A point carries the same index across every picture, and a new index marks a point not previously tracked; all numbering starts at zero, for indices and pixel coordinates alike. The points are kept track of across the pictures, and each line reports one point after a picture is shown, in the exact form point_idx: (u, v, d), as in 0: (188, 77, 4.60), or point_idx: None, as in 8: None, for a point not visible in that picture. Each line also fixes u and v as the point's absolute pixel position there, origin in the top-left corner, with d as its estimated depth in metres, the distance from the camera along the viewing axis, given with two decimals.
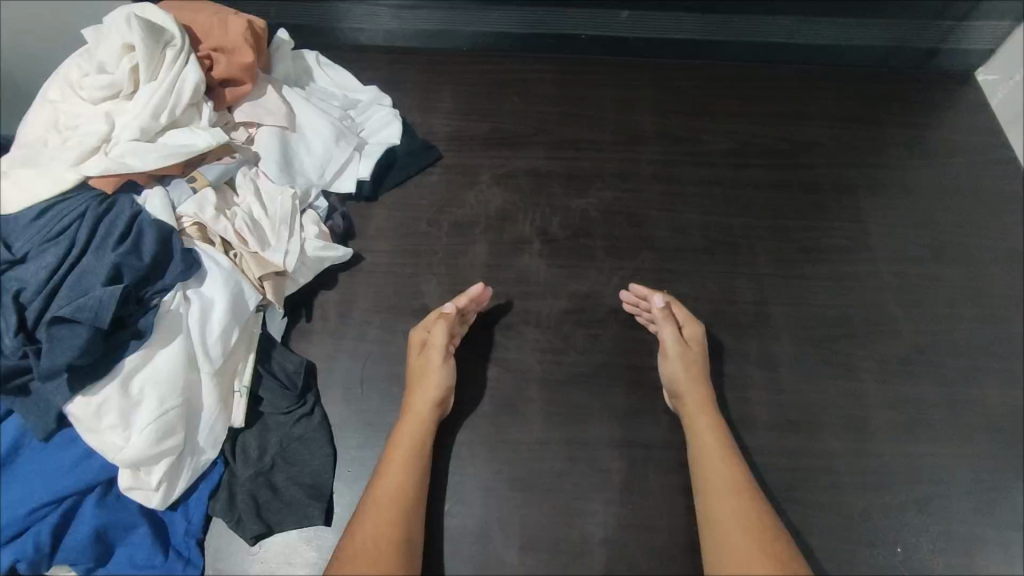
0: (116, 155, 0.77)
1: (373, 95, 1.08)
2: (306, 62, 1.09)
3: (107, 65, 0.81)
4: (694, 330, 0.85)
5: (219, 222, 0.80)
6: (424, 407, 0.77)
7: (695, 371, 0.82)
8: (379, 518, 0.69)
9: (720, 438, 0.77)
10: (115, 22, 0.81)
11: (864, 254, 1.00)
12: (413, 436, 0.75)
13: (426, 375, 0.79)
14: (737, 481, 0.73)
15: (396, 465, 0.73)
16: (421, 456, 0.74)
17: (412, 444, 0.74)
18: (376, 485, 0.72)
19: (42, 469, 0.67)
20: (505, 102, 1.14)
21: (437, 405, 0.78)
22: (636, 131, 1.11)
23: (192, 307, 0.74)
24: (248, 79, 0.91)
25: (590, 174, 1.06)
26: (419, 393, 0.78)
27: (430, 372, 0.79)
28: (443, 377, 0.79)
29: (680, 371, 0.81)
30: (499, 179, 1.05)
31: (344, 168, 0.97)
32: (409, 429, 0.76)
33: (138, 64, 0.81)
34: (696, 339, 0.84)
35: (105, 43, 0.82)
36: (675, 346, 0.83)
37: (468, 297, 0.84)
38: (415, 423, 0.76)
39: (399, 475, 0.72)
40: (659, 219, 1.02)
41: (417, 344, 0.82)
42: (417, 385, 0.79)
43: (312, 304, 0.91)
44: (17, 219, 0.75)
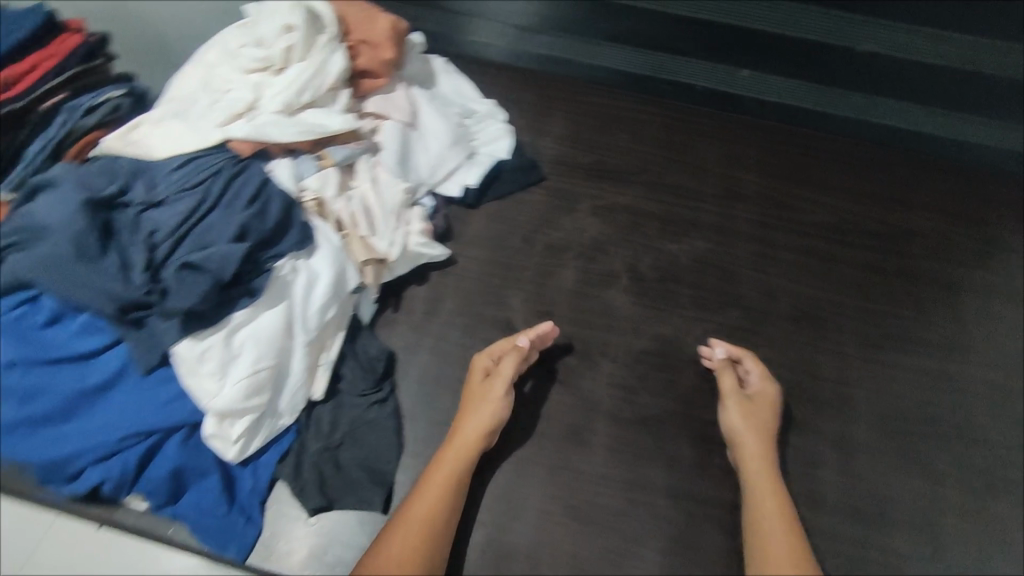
0: (258, 122, 0.82)
1: (490, 108, 1.12)
2: (433, 67, 1.13)
3: (266, 41, 0.87)
4: (763, 388, 0.84)
5: (338, 202, 0.85)
6: (471, 436, 0.76)
7: (760, 427, 0.80)
8: (408, 534, 0.68)
9: (777, 496, 0.75)
10: (283, 7, 0.88)
11: (960, 354, 0.96)
12: (454, 462, 0.75)
13: (483, 405, 0.79)
14: (793, 542, 0.70)
15: (433, 484, 0.73)
16: (458, 480, 0.74)
17: (451, 471, 0.74)
18: (409, 505, 0.71)
19: (137, 401, 0.71)
20: (612, 137, 1.17)
21: (485, 436, 0.77)
22: (737, 189, 1.11)
23: (300, 276, 0.77)
24: (384, 74, 0.95)
25: (686, 222, 1.07)
26: (470, 421, 0.78)
27: (486, 401, 0.79)
28: (497, 408, 0.79)
29: (738, 420, 0.81)
30: (597, 211, 1.06)
31: (453, 173, 1.01)
32: (452, 454, 0.75)
33: (293, 45, 0.86)
34: (765, 396, 0.83)
35: (268, 23, 0.88)
36: (739, 402, 0.83)
37: (536, 332, 0.85)
38: (459, 449, 0.76)
39: (434, 499, 0.71)
40: (749, 279, 1.02)
41: (477, 370, 0.83)
42: (469, 411, 0.79)
43: (401, 295, 0.93)
44: (160, 164, 0.80)
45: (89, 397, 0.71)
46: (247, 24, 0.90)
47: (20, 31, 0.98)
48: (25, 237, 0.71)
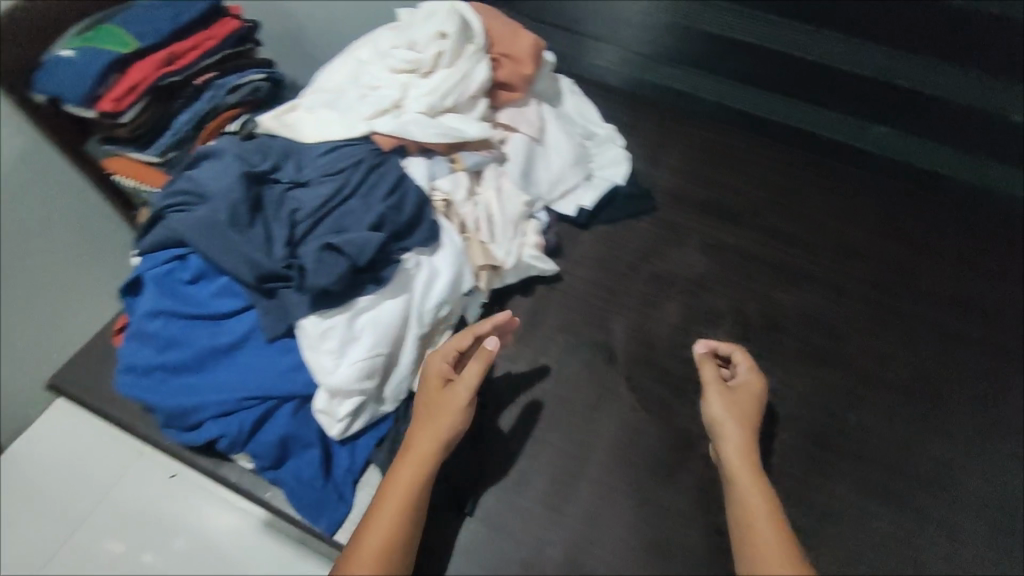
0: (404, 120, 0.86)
1: (610, 133, 1.13)
2: (560, 86, 1.15)
3: (418, 45, 0.91)
4: (749, 378, 0.80)
5: (465, 206, 0.87)
6: (425, 450, 0.70)
7: (746, 422, 0.76)
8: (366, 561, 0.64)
9: (762, 491, 0.69)
10: (438, 14, 0.92)
11: None
12: (409, 481, 0.69)
13: (439, 415, 0.72)
14: (785, 540, 0.65)
15: (388, 507, 0.67)
16: (416, 499, 0.68)
17: (407, 490, 0.68)
18: (363, 536, 0.66)
19: (259, 365, 0.75)
20: (729, 176, 1.15)
21: (442, 448, 0.71)
22: (856, 246, 1.07)
23: (421, 271, 0.80)
24: (522, 88, 0.98)
25: (798, 273, 1.03)
26: (426, 434, 0.71)
27: (443, 412, 0.72)
28: (456, 420, 0.72)
29: (723, 412, 0.77)
30: (707, 248, 1.05)
31: (570, 192, 1.02)
32: (406, 472, 0.69)
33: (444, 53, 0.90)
34: (748, 386, 0.79)
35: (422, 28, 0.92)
36: (722, 392, 0.78)
37: (489, 325, 0.79)
38: (414, 466, 0.70)
39: (388, 525, 0.66)
40: (862, 341, 0.97)
41: (432, 377, 0.74)
42: (424, 422, 0.72)
43: (505, 304, 0.94)
44: (308, 148, 0.85)
45: (216, 355, 0.76)
46: (399, 27, 0.95)
47: (187, 13, 1.05)
48: (185, 199, 0.77)
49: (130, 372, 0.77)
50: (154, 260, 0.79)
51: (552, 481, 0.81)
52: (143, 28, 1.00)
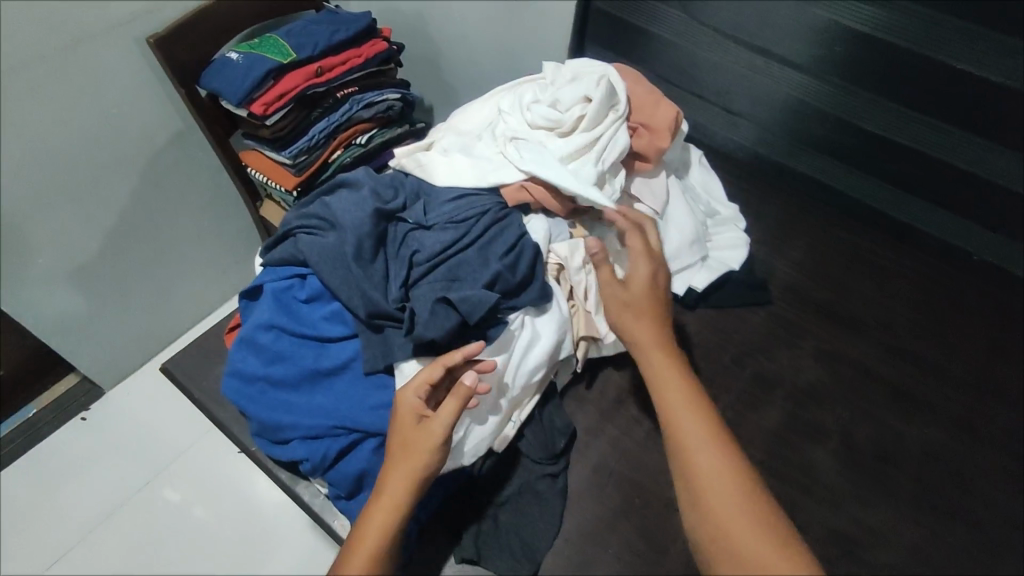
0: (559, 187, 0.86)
1: (733, 215, 1.08)
2: (690, 157, 1.12)
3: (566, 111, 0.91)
4: (637, 263, 0.77)
5: (579, 273, 0.85)
6: (394, 493, 0.65)
7: (644, 315, 0.75)
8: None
9: (695, 401, 0.67)
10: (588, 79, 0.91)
11: None
12: (379, 529, 0.64)
13: (408, 456, 0.66)
14: (719, 457, 0.63)
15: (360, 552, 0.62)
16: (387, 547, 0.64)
17: (378, 537, 0.64)
18: None
19: (351, 396, 0.76)
20: (856, 281, 1.08)
21: (415, 488, 0.66)
22: (994, 386, 0.97)
23: (524, 332, 0.79)
24: (653, 160, 0.95)
25: (921, 402, 0.95)
26: (394, 474, 0.66)
27: (413, 450, 0.66)
28: (429, 460, 0.66)
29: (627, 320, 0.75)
30: (820, 355, 0.98)
31: (683, 270, 0.98)
32: (376, 520, 0.64)
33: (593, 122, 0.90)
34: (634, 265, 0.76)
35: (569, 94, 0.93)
36: (609, 280, 0.76)
37: (461, 356, 0.70)
38: (382, 511, 0.65)
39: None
40: (987, 496, 0.87)
41: (406, 418, 0.68)
42: (395, 463, 0.67)
43: (596, 375, 0.92)
44: (437, 190, 0.87)
45: (316, 377, 0.78)
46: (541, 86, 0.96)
47: (343, 31, 1.09)
48: (319, 224, 0.81)
49: (235, 376, 0.81)
50: (275, 275, 0.83)
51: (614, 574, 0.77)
52: (304, 40, 1.05)
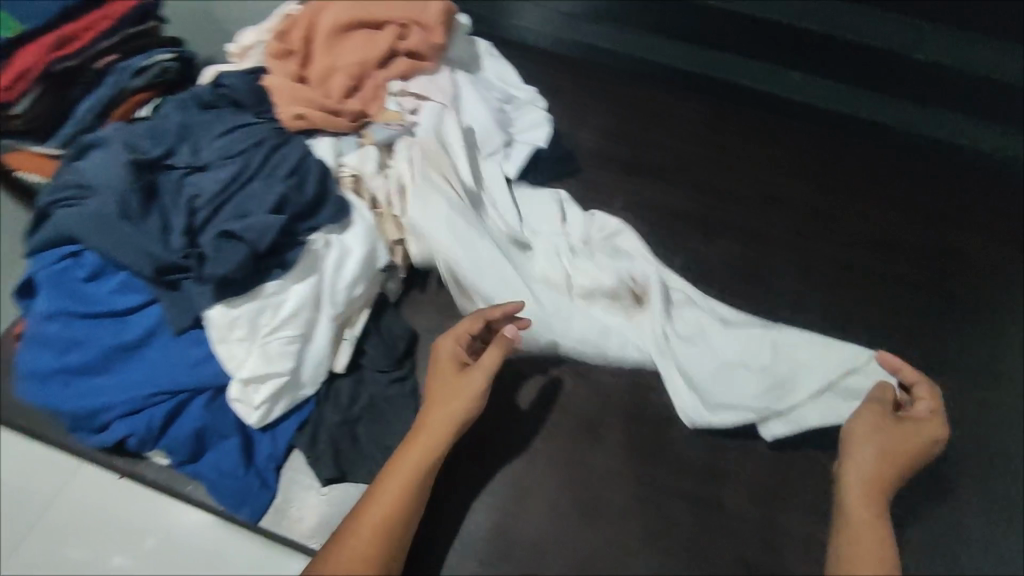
0: (651, 333, 0.84)
1: (530, 95, 1.10)
2: (478, 50, 1.12)
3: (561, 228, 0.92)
4: (927, 420, 0.69)
5: (376, 179, 0.85)
6: (438, 430, 0.72)
7: (887, 462, 0.68)
8: (365, 524, 0.66)
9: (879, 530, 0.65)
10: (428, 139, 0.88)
11: (996, 382, 0.90)
12: (414, 461, 0.70)
13: (454, 398, 0.73)
14: (882, 548, 0.64)
15: (392, 483, 0.69)
16: (421, 479, 0.70)
17: (412, 468, 0.70)
18: (365, 507, 0.68)
19: (165, 360, 0.73)
20: (652, 132, 1.12)
21: (453, 430, 0.72)
22: (777, 195, 1.05)
23: (331, 250, 0.78)
24: (430, 59, 0.94)
25: (719, 224, 1.03)
26: (439, 411, 0.73)
27: (458, 395, 0.73)
28: (470, 405, 0.73)
29: (870, 450, 0.69)
30: (631, 206, 1.04)
31: (489, 158, 1.00)
32: (412, 453, 0.71)
33: (631, 242, 0.91)
34: (929, 430, 0.69)
35: (548, 213, 0.93)
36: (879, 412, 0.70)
37: (501, 310, 0.76)
38: (421, 446, 0.71)
39: (391, 500, 0.68)
40: (781, 286, 0.98)
41: (444, 358, 0.75)
42: (439, 403, 0.73)
43: (427, 278, 0.93)
44: (207, 124, 0.81)
45: (122, 352, 0.73)
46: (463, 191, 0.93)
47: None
48: (74, 193, 0.74)
49: (30, 378, 0.74)
50: (46, 259, 0.74)
51: (476, 449, 0.82)
52: (30, 9, 0.86)
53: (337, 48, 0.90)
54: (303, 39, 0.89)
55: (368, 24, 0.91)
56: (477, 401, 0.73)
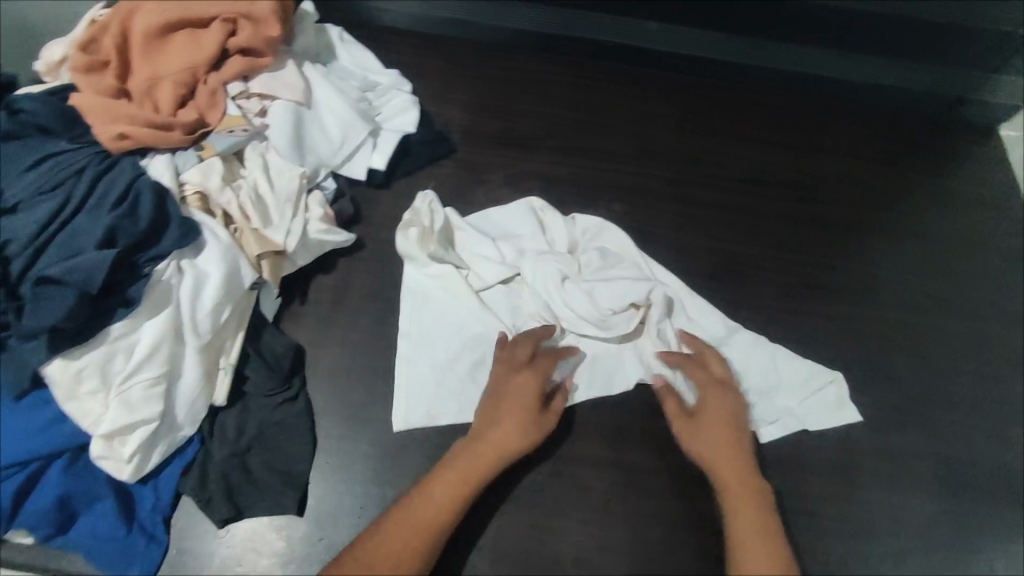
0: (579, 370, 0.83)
1: (393, 79, 1.05)
2: (329, 37, 1.06)
3: (493, 258, 0.86)
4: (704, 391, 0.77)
5: (224, 193, 0.78)
6: (507, 439, 0.72)
7: (734, 447, 0.74)
8: (406, 536, 0.66)
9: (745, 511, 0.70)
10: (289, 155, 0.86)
11: (874, 297, 0.94)
12: (478, 466, 0.71)
13: (519, 407, 0.74)
14: (754, 529, 0.68)
15: (445, 483, 0.69)
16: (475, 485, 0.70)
17: (472, 474, 0.70)
18: (421, 503, 0.68)
19: (11, 428, 0.67)
20: (523, 101, 1.09)
21: (527, 444, 0.73)
22: (653, 146, 1.05)
23: (184, 278, 0.72)
24: (269, 53, 0.87)
25: (602, 186, 1.01)
26: (508, 419, 0.73)
27: (526, 406, 0.74)
28: (541, 421, 0.74)
29: (701, 445, 0.75)
30: (510, 180, 1.01)
31: (356, 152, 0.95)
32: (473, 457, 0.71)
33: (565, 261, 0.85)
34: (716, 399, 0.77)
35: (476, 242, 0.88)
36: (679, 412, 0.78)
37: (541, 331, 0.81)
38: (486, 453, 0.71)
39: (444, 501, 0.68)
40: (668, 239, 0.97)
41: (514, 387, 0.75)
42: (506, 412, 0.74)
43: (308, 287, 0.88)
44: (13, 162, 0.74)
45: None
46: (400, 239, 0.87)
47: None
48: None
49: None
50: None
51: (377, 458, 0.78)
52: None
53: (159, 53, 0.82)
54: (117, 46, 0.81)
55: (191, 23, 0.84)
56: (535, 446, 0.76)
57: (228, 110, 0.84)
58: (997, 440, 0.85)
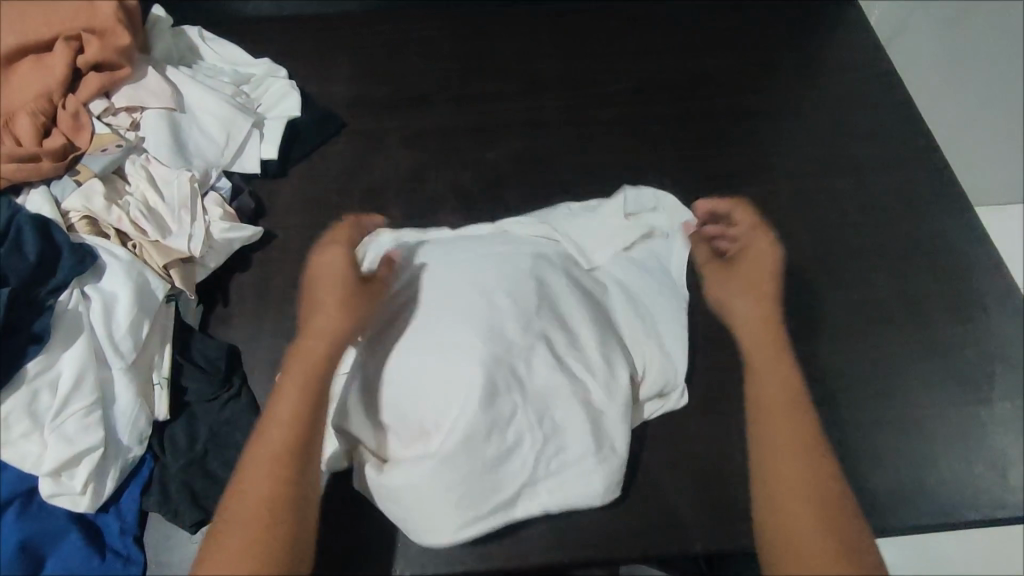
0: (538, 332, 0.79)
1: (266, 68, 1.03)
2: (189, 39, 1.03)
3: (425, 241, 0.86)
4: (739, 292, 0.79)
5: (111, 211, 0.77)
6: (327, 327, 0.68)
7: (771, 338, 0.75)
8: (263, 476, 0.61)
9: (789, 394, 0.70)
10: (173, 163, 0.86)
11: (764, 174, 1.00)
12: (313, 356, 0.67)
13: (328, 284, 0.71)
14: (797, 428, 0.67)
15: (283, 400, 0.65)
16: (314, 376, 0.66)
17: (305, 374, 0.66)
18: (264, 429, 0.64)
19: None
20: (402, 62, 1.09)
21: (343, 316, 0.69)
22: (537, 79, 1.07)
23: (93, 303, 0.72)
24: (126, 62, 0.85)
25: (497, 127, 1.03)
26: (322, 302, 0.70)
27: (335, 282, 0.71)
28: (343, 290, 0.71)
29: (741, 303, 0.78)
30: (407, 141, 1.01)
31: (243, 147, 0.94)
32: (301, 362, 0.67)
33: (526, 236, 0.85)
34: (751, 293, 0.79)
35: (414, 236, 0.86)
36: (718, 294, 0.81)
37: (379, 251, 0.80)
38: (320, 345, 0.67)
39: (288, 408, 0.64)
40: (568, 163, 1.00)
41: (327, 277, 0.71)
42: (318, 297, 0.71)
43: (227, 288, 0.88)
44: None
45: None
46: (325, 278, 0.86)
47: None
48: None
49: None
50: None
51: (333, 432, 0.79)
52: None
53: (6, 85, 0.80)
54: None
55: (33, 49, 0.81)
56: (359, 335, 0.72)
57: (96, 129, 0.83)
58: (896, 274, 0.92)
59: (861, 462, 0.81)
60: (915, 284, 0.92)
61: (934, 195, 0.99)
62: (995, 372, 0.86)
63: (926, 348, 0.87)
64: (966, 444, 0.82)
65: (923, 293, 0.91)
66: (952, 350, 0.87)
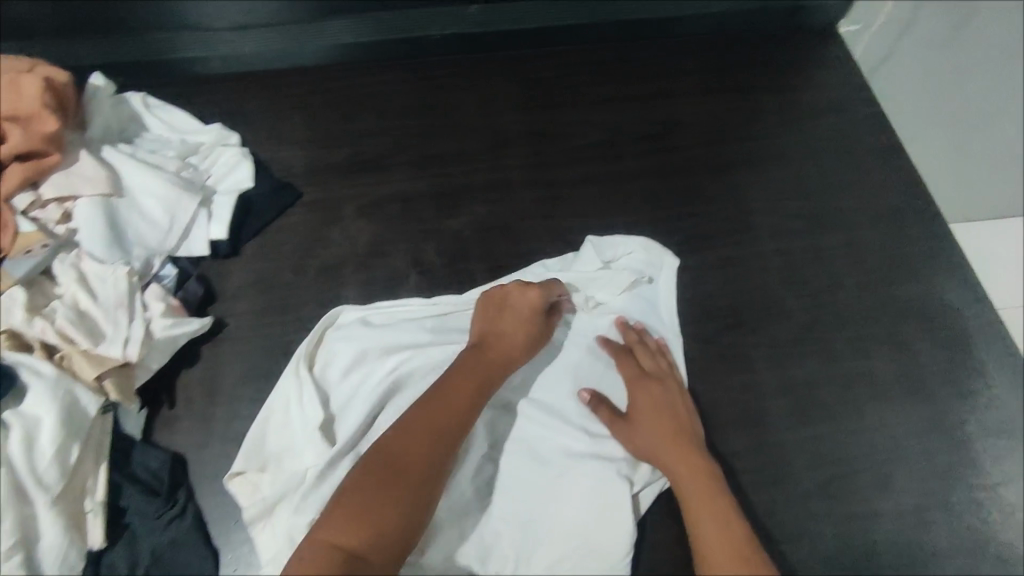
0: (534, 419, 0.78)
1: (216, 134, 0.96)
2: (131, 106, 0.95)
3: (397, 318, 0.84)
4: (632, 387, 0.78)
5: (33, 324, 0.72)
6: (490, 372, 0.73)
7: (669, 432, 0.74)
8: (370, 494, 0.61)
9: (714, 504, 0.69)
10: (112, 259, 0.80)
11: (747, 233, 0.93)
12: (467, 393, 0.70)
13: (515, 330, 0.77)
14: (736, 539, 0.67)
15: (424, 420, 0.67)
16: (462, 417, 0.69)
17: (457, 409, 0.69)
18: (394, 440, 0.65)
19: None
20: (361, 122, 1.02)
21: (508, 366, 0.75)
22: (505, 135, 1.01)
23: (13, 433, 0.67)
24: (53, 148, 0.79)
25: (462, 191, 0.97)
26: (500, 342, 0.76)
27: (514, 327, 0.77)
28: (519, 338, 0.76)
29: (649, 435, 0.74)
30: (365, 210, 0.95)
31: (188, 231, 0.88)
32: (460, 395, 0.70)
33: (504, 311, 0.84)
34: (643, 389, 0.77)
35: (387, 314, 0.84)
36: (613, 419, 0.76)
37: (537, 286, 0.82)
38: (474, 386, 0.71)
39: (427, 431, 0.66)
40: (538, 229, 0.94)
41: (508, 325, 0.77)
42: (494, 341, 0.76)
43: (173, 387, 0.82)
44: None
45: None
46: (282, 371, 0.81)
47: None
48: None
49: None
50: None
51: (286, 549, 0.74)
52: None
53: None
54: None
55: None
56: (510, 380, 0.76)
57: (20, 227, 0.77)
58: (891, 342, 0.86)
59: (855, 559, 0.75)
60: (911, 353, 0.85)
61: (927, 251, 0.93)
62: (998, 450, 0.81)
63: (925, 426, 0.81)
64: (968, 535, 0.76)
65: (920, 363, 0.85)
66: (954, 426, 0.81)
